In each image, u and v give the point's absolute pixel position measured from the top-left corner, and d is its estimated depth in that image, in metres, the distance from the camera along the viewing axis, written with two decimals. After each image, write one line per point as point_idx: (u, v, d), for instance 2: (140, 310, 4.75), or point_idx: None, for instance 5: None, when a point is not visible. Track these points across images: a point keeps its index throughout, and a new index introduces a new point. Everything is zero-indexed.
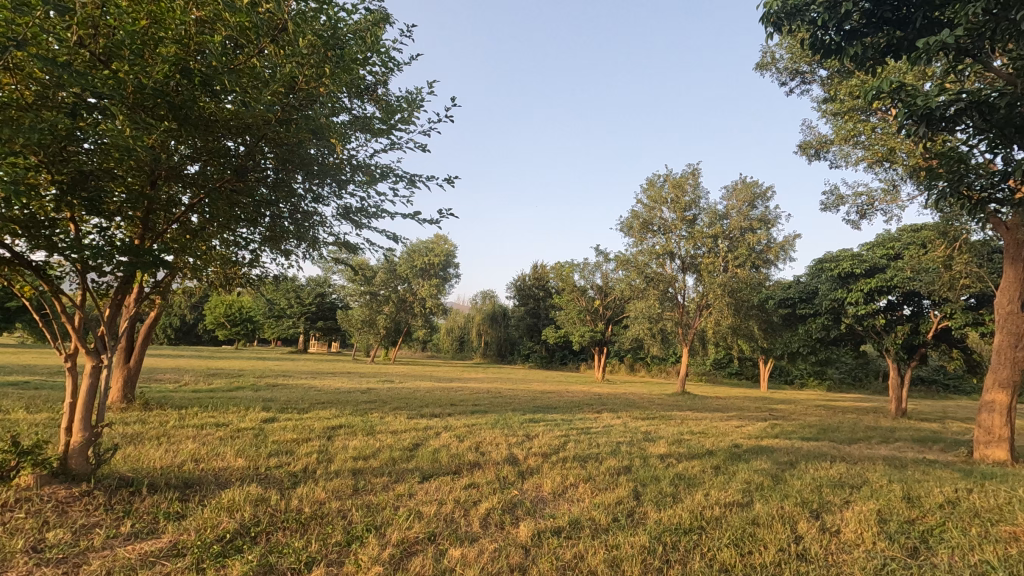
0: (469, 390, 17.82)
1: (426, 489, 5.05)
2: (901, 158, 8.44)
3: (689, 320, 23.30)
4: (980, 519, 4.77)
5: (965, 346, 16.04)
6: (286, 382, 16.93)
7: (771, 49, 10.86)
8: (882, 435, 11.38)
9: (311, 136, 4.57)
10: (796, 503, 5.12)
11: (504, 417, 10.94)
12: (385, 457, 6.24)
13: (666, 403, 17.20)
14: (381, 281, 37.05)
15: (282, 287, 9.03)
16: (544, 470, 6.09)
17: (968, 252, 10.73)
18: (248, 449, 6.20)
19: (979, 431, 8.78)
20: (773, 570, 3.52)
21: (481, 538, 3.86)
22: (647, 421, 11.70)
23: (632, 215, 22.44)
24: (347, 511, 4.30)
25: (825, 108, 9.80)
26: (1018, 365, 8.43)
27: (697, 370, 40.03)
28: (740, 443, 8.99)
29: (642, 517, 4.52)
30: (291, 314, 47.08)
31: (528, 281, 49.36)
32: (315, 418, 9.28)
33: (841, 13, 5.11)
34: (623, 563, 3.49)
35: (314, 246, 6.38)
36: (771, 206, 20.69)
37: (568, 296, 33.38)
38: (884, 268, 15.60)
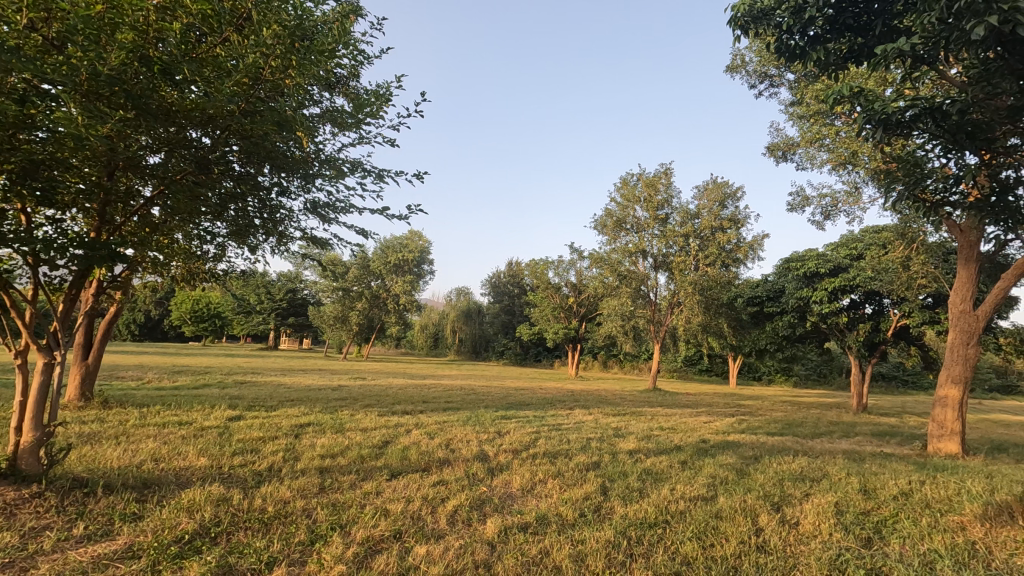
0: (442, 387, 17.78)
1: (394, 486, 5.02)
2: (864, 161, 8.68)
3: (661, 318, 23.64)
4: (930, 510, 4.97)
5: (922, 343, 16.66)
6: (254, 379, 16.61)
7: (740, 53, 11.05)
8: (843, 430, 11.77)
9: (277, 129, 4.49)
10: (758, 496, 5.26)
11: (476, 414, 10.95)
12: (353, 455, 6.17)
13: (636, 399, 17.43)
14: (354, 277, 36.62)
15: (249, 282, 8.84)
16: (514, 466, 6.12)
17: (925, 252, 11.15)
18: (211, 449, 6.03)
19: (933, 425, 9.13)
20: (732, 562, 3.61)
21: (447, 535, 3.86)
22: (618, 417, 11.85)
23: (605, 214, 22.65)
24: (313, 510, 4.24)
25: (791, 111, 10.04)
26: (970, 361, 8.78)
27: (668, 366, 40.69)
28: (707, 439, 9.17)
29: (608, 512, 4.58)
30: (262, 310, 46.23)
31: (502, 278, 49.56)
32: (283, 416, 9.11)
33: (805, 18, 5.26)
34: (588, 558, 3.53)
35: (282, 241, 6.35)
36: (740, 206, 21.06)
37: (543, 294, 33.56)
38: (847, 268, 16.08)
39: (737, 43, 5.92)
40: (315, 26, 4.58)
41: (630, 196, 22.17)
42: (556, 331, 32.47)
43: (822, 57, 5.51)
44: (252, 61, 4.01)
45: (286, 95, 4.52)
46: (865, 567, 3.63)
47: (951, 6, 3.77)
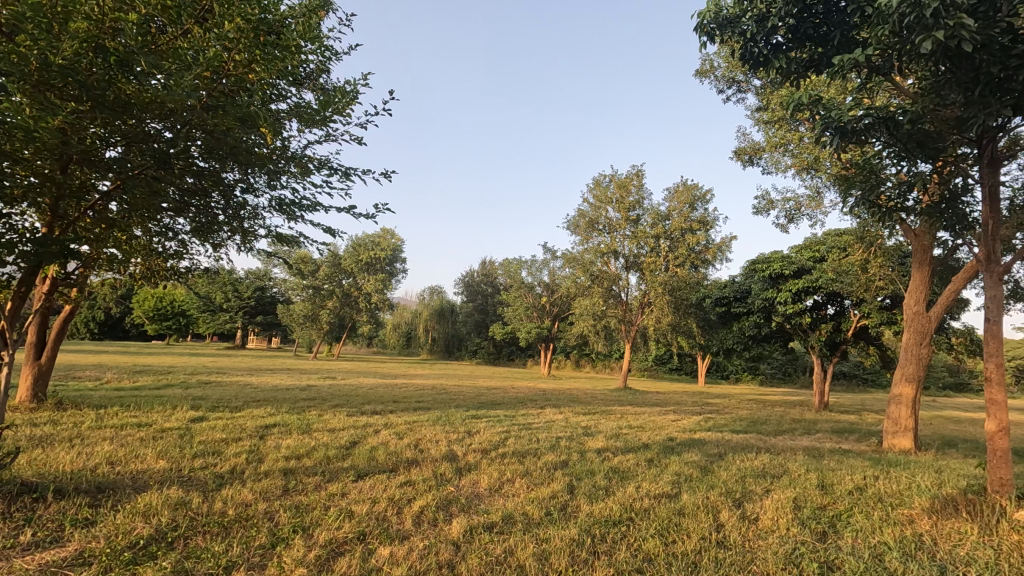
0: (413, 387, 17.59)
1: (359, 488, 4.97)
2: (825, 167, 8.96)
3: (632, 318, 23.91)
4: (883, 503, 5.17)
5: (881, 343, 17.24)
6: (219, 379, 16.24)
7: (709, 58, 11.25)
8: (804, 427, 12.11)
9: (240, 124, 4.40)
10: (721, 493, 5.38)
11: (447, 413, 10.87)
12: (319, 455, 6.10)
13: (607, 398, 17.60)
14: (325, 274, 36.08)
15: (213, 279, 8.63)
16: (482, 466, 6.12)
17: (883, 255, 11.55)
18: (171, 451, 5.90)
19: (888, 422, 9.46)
20: (692, 558, 3.69)
21: (412, 536, 3.84)
22: (588, 416, 11.97)
23: (578, 215, 22.90)
24: (275, 512, 4.18)
25: (757, 116, 10.30)
26: (922, 361, 9.14)
27: (639, 366, 41.26)
28: (674, 437, 9.33)
29: (575, 510, 4.63)
30: (229, 308, 45.30)
31: (476, 276, 49.40)
32: (248, 417, 8.94)
33: (768, 27, 5.41)
34: (551, 556, 3.57)
35: (246, 239, 6.29)
36: (710, 208, 21.44)
37: (516, 293, 33.65)
38: (810, 270, 16.53)
39: (703, 49, 6.03)
40: (279, 20, 4.56)
41: (602, 197, 22.46)
42: (529, 330, 32.55)
43: (784, 65, 5.67)
44: (214, 54, 3.93)
45: (250, 91, 4.42)
46: (819, 560, 3.75)
47: (901, 21, 3.94)
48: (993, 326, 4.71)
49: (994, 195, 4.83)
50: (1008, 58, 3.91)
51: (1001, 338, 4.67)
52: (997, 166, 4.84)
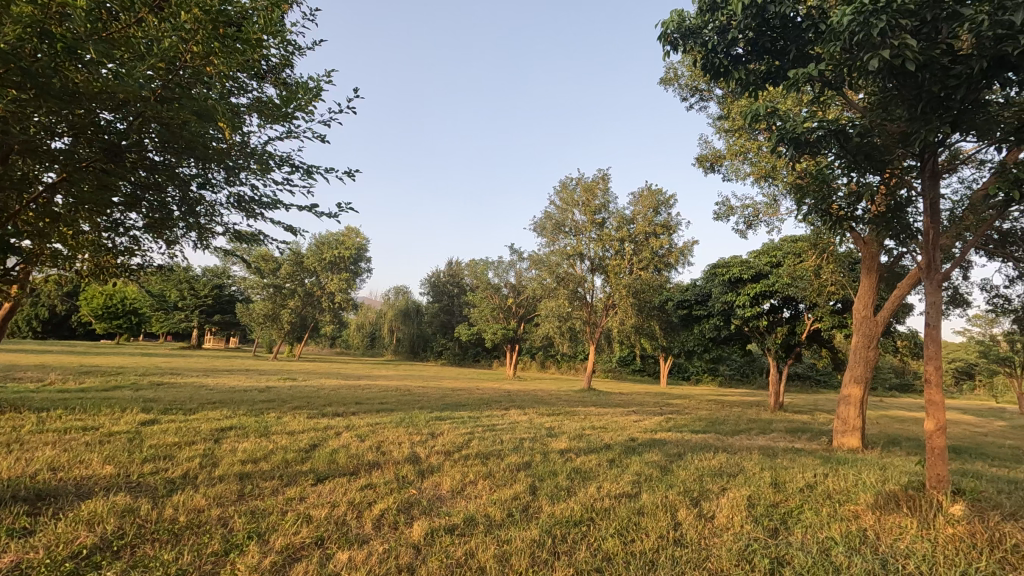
0: (377, 388, 17.34)
1: (319, 491, 4.88)
2: (782, 175, 9.26)
3: (596, 319, 24.20)
4: (831, 500, 5.39)
5: (832, 346, 17.93)
6: (173, 380, 15.65)
7: (673, 66, 11.50)
8: (760, 427, 12.48)
9: (196, 118, 4.27)
10: (679, 492, 5.51)
11: (411, 415, 10.77)
12: (277, 459, 5.96)
13: (571, 399, 17.72)
14: (286, 273, 35.22)
15: (166, 276, 8.30)
16: (445, 468, 6.09)
17: (834, 261, 12.03)
18: (119, 455, 5.66)
19: (837, 422, 9.85)
20: (650, 556, 3.76)
21: (372, 540, 3.80)
22: (552, 417, 12.03)
23: (545, 216, 23.06)
24: (229, 518, 4.06)
25: (718, 125, 10.58)
26: (869, 363, 9.56)
27: (604, 367, 41.82)
28: (636, 437, 9.48)
29: (536, 512, 4.66)
30: (184, 306, 43.72)
31: (442, 277, 49.09)
32: (203, 420, 8.63)
33: (729, 39, 5.57)
34: (512, 557, 3.58)
35: (202, 235, 6.14)
36: (673, 213, 21.86)
37: (482, 294, 33.60)
38: (767, 275, 17.07)
39: (667, 58, 6.15)
40: (240, 12, 4.45)
41: (568, 200, 22.68)
42: (495, 331, 32.58)
43: (742, 76, 5.87)
44: (169, 45, 3.83)
45: (207, 84, 4.30)
46: (770, 556, 3.88)
47: (851, 38, 4.11)
48: (932, 330, 4.98)
49: (934, 206, 5.10)
50: (947, 78, 4.14)
51: (939, 342, 4.94)
52: (937, 179, 5.11)
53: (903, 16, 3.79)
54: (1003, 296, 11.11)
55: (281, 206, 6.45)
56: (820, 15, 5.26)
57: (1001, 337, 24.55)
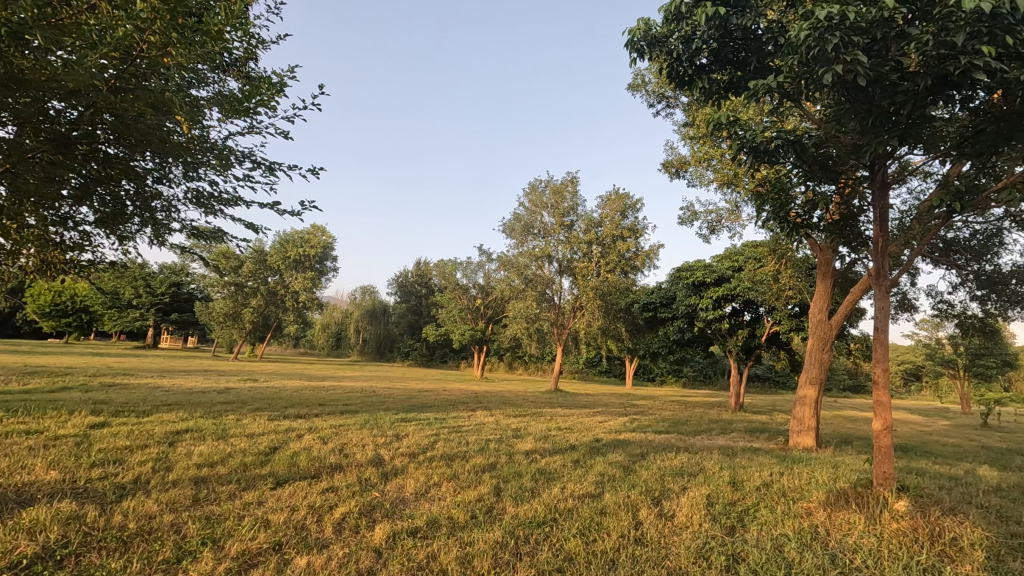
0: (342, 390, 17.05)
1: (277, 496, 4.76)
2: (743, 182, 9.53)
3: (564, 321, 24.38)
4: (786, 498, 5.57)
5: (790, 348, 18.51)
6: (126, 381, 15.02)
7: (641, 72, 11.69)
8: (720, 427, 12.79)
9: (152, 110, 4.14)
10: (641, 492, 5.60)
11: (375, 417, 10.65)
12: (235, 463, 5.80)
13: (538, 401, 17.77)
14: (248, 271, 34.28)
15: (118, 273, 7.96)
16: (409, 470, 6.04)
17: (792, 266, 12.43)
18: (64, 460, 5.42)
19: (793, 422, 10.19)
20: (611, 556, 3.82)
21: (332, 545, 3.73)
22: (519, 418, 12.05)
23: (514, 218, 23.15)
24: (183, 524, 3.94)
25: (684, 131, 10.79)
26: (823, 364, 9.92)
27: (570, 368, 42.16)
28: (600, 438, 9.59)
29: (500, 513, 4.67)
30: (139, 305, 42.10)
31: (410, 277, 48.80)
32: (157, 422, 8.33)
33: (693, 49, 5.69)
34: (474, 559, 3.58)
35: (158, 232, 5.95)
36: (639, 217, 22.22)
37: (450, 295, 33.38)
38: (729, 279, 17.51)
39: (633, 65, 6.22)
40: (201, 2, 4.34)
41: (537, 202, 22.82)
42: (463, 332, 32.50)
43: (706, 85, 6.01)
44: (124, 34, 3.70)
45: (164, 75, 4.17)
46: (726, 553, 3.98)
47: (808, 53, 4.25)
48: (879, 333, 5.21)
49: (884, 215, 5.33)
50: (895, 94, 4.33)
51: (887, 346, 5.16)
52: (887, 189, 5.35)
53: (856, 33, 3.94)
54: (947, 301, 11.67)
55: (242, 203, 6.28)
56: (779, 29, 5.45)
57: (946, 340, 25.78)
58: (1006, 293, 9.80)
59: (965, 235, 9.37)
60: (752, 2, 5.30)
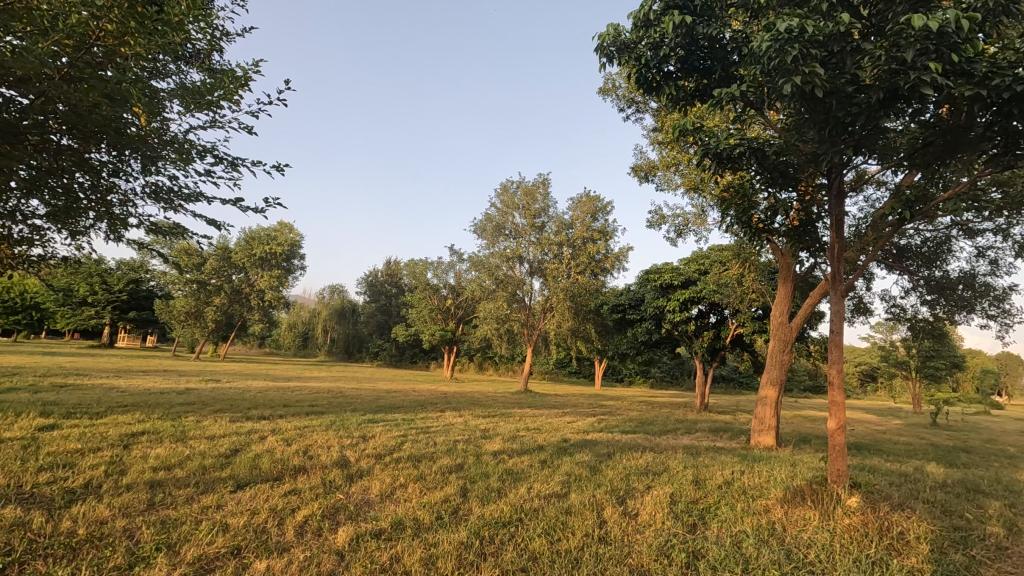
0: (308, 391, 16.71)
1: (237, 499, 4.65)
2: (709, 187, 9.75)
3: (534, 322, 24.49)
4: (746, 495, 5.72)
5: (753, 350, 19.00)
6: (79, 382, 14.41)
7: (612, 77, 11.84)
8: (686, 427, 13.04)
9: (109, 102, 4.00)
10: (606, 491, 5.67)
11: (342, 418, 10.46)
12: (193, 465, 5.65)
13: (509, 401, 17.76)
14: (211, 269, 33.27)
15: (70, 268, 7.63)
16: (375, 472, 5.97)
17: (755, 270, 12.77)
18: (10, 464, 5.17)
19: (755, 422, 10.46)
20: (575, 554, 3.87)
21: (293, 548, 3.67)
22: (487, 419, 12.03)
23: (485, 218, 23.16)
24: (136, 529, 3.81)
25: (653, 136, 10.94)
26: (783, 366, 10.22)
27: (541, 369, 42.35)
28: (568, 438, 9.67)
29: (465, 514, 4.66)
30: (95, 302, 40.40)
31: (380, 276, 48.18)
32: (111, 424, 8.03)
33: (660, 55, 5.79)
34: (438, 560, 3.57)
35: (114, 227, 5.74)
36: (610, 219, 22.48)
37: (420, 295, 33.07)
38: (696, 281, 17.88)
39: (603, 70, 6.31)
40: None
41: (509, 203, 22.88)
42: (433, 332, 32.29)
43: (673, 92, 6.13)
44: (78, 22, 3.58)
45: (123, 65, 4.05)
46: (687, 550, 4.07)
47: (769, 63, 4.39)
48: (835, 337, 5.40)
49: (840, 222, 5.53)
50: (850, 106, 4.51)
51: (842, 348, 5.35)
52: (843, 197, 5.55)
53: (813, 47, 4.09)
54: (900, 305, 12.17)
55: (204, 199, 6.12)
56: (743, 38, 5.61)
57: (899, 343, 26.80)
58: (955, 298, 10.27)
59: (917, 242, 9.79)
60: (717, 12, 5.44)
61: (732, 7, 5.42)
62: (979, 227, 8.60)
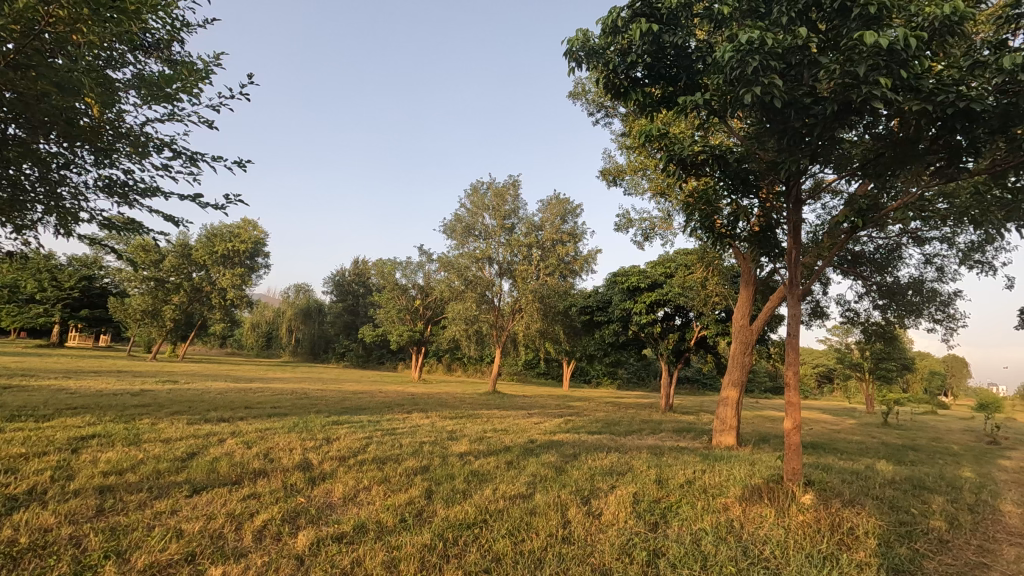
0: (271, 392, 16.29)
1: (193, 504, 4.50)
2: (675, 193, 9.95)
3: (503, 323, 24.48)
4: (707, 494, 5.86)
5: (716, 352, 19.45)
6: (26, 383, 13.74)
7: (582, 81, 11.96)
8: (651, 427, 13.24)
9: (58, 91, 3.84)
10: (570, 491, 5.72)
11: (305, 420, 10.26)
12: (147, 469, 5.45)
13: (476, 402, 17.72)
14: (170, 266, 32.13)
15: (15, 262, 7.24)
16: (338, 475, 5.86)
17: (719, 274, 13.06)
18: None
19: (717, 422, 10.72)
20: (538, 554, 3.89)
21: (250, 553, 3.59)
22: (454, 420, 11.98)
23: (455, 219, 23.07)
24: (83, 537, 3.66)
25: (621, 141, 11.12)
26: (744, 368, 10.49)
27: (509, 369, 42.39)
28: (534, 439, 9.72)
29: (430, 516, 4.63)
30: (44, 299, 38.39)
31: (347, 276, 47.50)
32: (59, 427, 7.66)
33: (629, 62, 5.90)
34: (401, 563, 3.54)
35: (65, 221, 5.51)
36: (579, 222, 22.69)
37: (388, 295, 32.67)
38: (662, 284, 18.20)
39: (572, 74, 6.38)
40: None
41: (478, 204, 22.83)
42: (401, 333, 31.95)
43: (640, 98, 6.27)
44: (26, 7, 3.43)
45: (74, 52, 3.90)
46: (648, 548, 4.14)
47: (731, 73, 4.51)
48: (792, 340, 5.58)
49: (797, 228, 5.72)
50: (808, 117, 4.65)
51: (798, 351, 5.54)
52: (801, 204, 5.74)
53: (773, 59, 4.23)
54: (853, 309, 12.65)
55: (161, 194, 5.94)
56: (708, 48, 5.77)
57: (854, 345, 27.80)
58: (905, 303, 10.72)
59: (870, 248, 10.18)
60: (683, 21, 5.56)
61: (698, 17, 5.54)
62: (927, 235, 9.01)
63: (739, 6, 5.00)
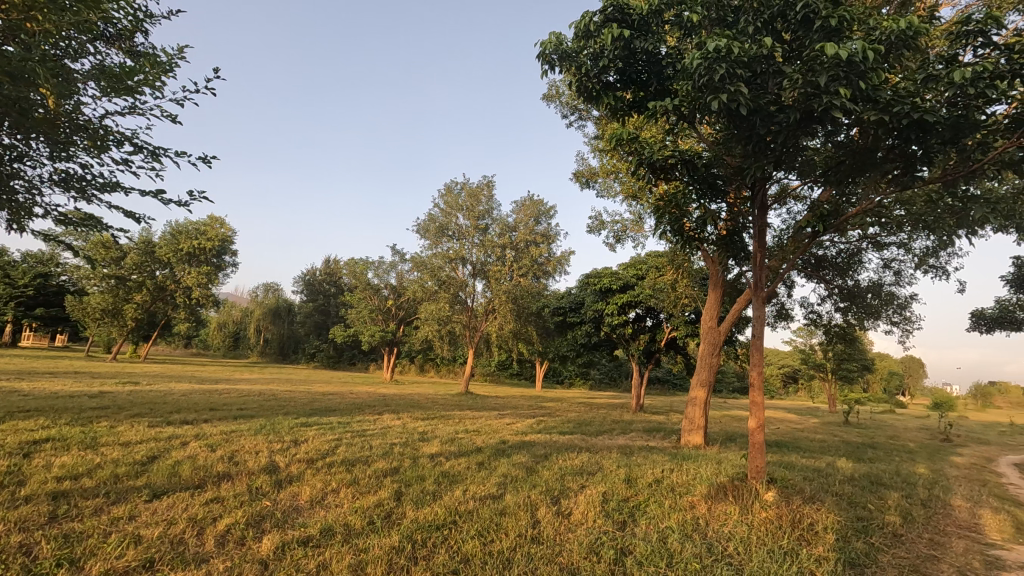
0: (238, 394, 15.92)
1: (152, 509, 4.37)
2: (646, 196, 10.10)
3: (476, 324, 24.41)
4: (674, 492, 5.96)
5: (686, 353, 19.79)
6: None
7: (556, 84, 12.04)
8: (621, 428, 13.37)
9: (10, 80, 3.69)
10: (540, 491, 5.75)
11: (273, 422, 10.05)
12: (104, 474, 5.27)
13: (447, 403, 17.64)
14: (132, 263, 31.07)
15: None
16: (306, 478, 5.76)
17: (688, 276, 13.30)
18: None
19: (686, 422, 10.90)
20: (506, 555, 3.90)
21: (212, 559, 3.50)
22: (426, 421, 11.88)
23: (429, 219, 22.93)
24: (34, 545, 3.52)
25: (594, 143, 11.23)
26: (712, 368, 10.70)
27: (482, 370, 42.32)
28: (506, 440, 9.72)
29: (398, 518, 4.59)
30: None
31: (318, 275, 46.74)
32: (10, 430, 7.33)
33: (601, 65, 5.97)
34: (368, 565, 3.51)
35: (18, 215, 5.30)
36: (552, 224, 22.82)
37: (360, 295, 32.25)
38: (633, 286, 18.44)
39: (545, 76, 6.42)
40: None
41: (452, 204, 22.74)
42: (372, 333, 31.60)
43: (612, 101, 6.35)
44: None
45: (28, 39, 3.74)
46: (616, 547, 4.20)
47: (699, 80, 4.61)
48: (757, 341, 5.72)
49: (762, 232, 5.88)
50: (772, 124, 4.77)
51: (762, 351, 5.68)
52: (766, 209, 5.90)
53: (739, 67, 4.35)
54: (817, 311, 13.02)
55: (121, 189, 5.76)
56: (678, 54, 5.85)
57: (818, 346, 28.63)
58: (864, 305, 11.10)
59: (832, 253, 10.53)
60: (654, 28, 5.62)
61: (668, 24, 5.62)
62: (885, 240, 9.36)
63: (708, 14, 5.09)
